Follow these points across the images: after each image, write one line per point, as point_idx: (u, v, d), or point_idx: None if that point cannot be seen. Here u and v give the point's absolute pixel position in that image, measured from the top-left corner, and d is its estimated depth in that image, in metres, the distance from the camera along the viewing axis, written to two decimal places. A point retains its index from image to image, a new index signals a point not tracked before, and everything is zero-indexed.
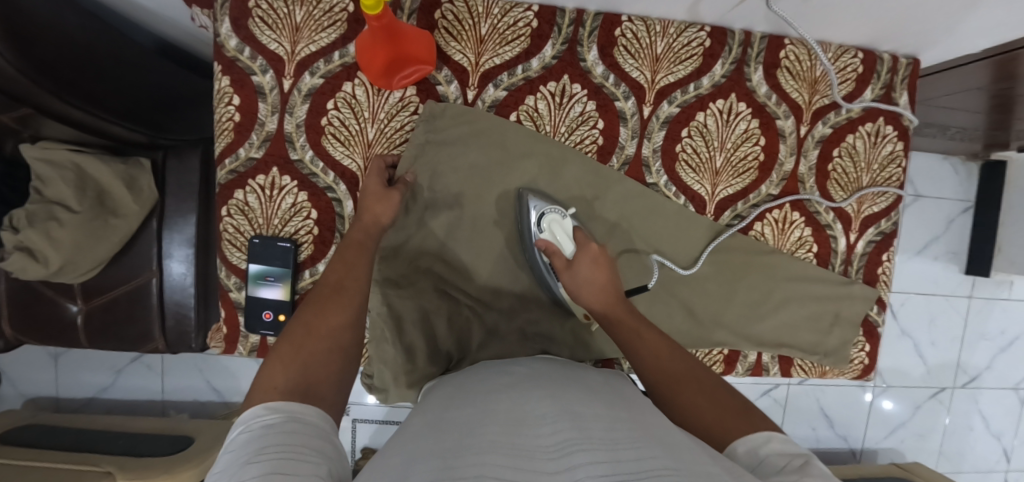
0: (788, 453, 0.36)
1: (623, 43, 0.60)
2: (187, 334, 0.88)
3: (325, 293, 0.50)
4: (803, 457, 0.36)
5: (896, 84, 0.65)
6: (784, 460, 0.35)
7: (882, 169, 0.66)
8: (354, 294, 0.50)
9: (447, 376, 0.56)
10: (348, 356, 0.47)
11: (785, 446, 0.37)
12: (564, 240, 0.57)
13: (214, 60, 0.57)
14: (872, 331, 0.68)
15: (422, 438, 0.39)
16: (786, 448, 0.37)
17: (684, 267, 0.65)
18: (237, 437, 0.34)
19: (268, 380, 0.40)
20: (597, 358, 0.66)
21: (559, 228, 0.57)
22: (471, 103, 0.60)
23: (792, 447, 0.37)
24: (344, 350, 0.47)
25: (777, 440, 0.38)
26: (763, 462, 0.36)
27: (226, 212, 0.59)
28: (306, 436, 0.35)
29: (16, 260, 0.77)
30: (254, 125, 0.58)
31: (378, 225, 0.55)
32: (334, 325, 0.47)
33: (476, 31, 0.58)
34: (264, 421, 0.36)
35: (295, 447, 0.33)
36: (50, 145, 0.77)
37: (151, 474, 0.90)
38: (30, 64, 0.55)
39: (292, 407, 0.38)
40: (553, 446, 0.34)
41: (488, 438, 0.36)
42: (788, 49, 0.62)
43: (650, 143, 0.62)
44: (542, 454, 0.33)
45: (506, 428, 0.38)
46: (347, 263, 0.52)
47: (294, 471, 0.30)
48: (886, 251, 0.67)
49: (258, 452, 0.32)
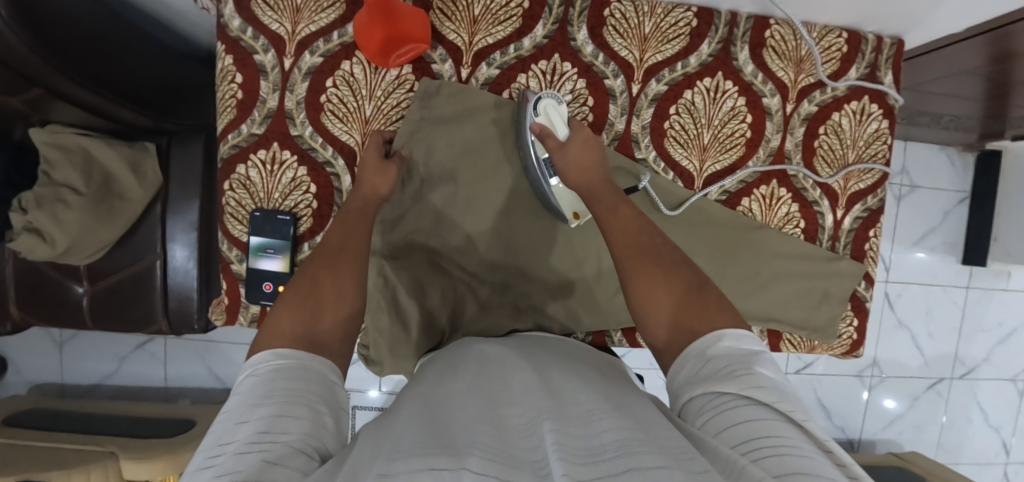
0: (733, 354, 0.37)
1: (612, 23, 0.61)
2: (189, 315, 0.90)
3: (330, 254, 0.51)
4: (746, 357, 0.37)
5: (881, 64, 0.66)
6: (727, 362, 0.36)
7: (868, 146, 0.67)
8: (358, 257, 0.51)
9: (446, 349, 0.57)
10: (353, 314, 0.48)
11: (732, 345, 0.38)
12: (558, 123, 0.58)
13: (219, 41, 0.59)
14: (860, 306, 0.69)
15: (419, 407, 0.40)
16: (732, 349, 0.38)
17: (670, 206, 0.65)
18: (245, 380, 0.36)
19: (276, 330, 0.42)
20: (589, 330, 0.67)
21: (555, 112, 0.59)
22: (465, 82, 0.62)
23: (740, 344, 0.38)
24: (350, 309, 0.48)
25: (726, 340, 0.39)
26: (708, 363, 0.38)
27: (228, 186, 0.61)
28: (310, 381, 0.37)
29: (24, 240, 0.79)
30: (256, 102, 0.60)
31: (376, 196, 0.57)
32: (342, 285, 0.48)
33: (469, 12, 0.60)
34: (271, 365, 0.37)
35: (300, 392, 0.35)
36: (58, 128, 0.79)
37: (152, 455, 0.92)
38: (42, 43, 0.58)
39: (299, 353, 0.39)
40: (526, 424, 0.36)
41: (475, 409, 0.37)
42: (774, 29, 0.64)
43: (639, 120, 0.64)
44: (518, 432, 0.35)
45: (490, 404, 0.39)
46: (350, 230, 0.53)
47: (298, 416, 0.32)
48: (873, 227, 0.68)
49: (265, 394, 0.33)
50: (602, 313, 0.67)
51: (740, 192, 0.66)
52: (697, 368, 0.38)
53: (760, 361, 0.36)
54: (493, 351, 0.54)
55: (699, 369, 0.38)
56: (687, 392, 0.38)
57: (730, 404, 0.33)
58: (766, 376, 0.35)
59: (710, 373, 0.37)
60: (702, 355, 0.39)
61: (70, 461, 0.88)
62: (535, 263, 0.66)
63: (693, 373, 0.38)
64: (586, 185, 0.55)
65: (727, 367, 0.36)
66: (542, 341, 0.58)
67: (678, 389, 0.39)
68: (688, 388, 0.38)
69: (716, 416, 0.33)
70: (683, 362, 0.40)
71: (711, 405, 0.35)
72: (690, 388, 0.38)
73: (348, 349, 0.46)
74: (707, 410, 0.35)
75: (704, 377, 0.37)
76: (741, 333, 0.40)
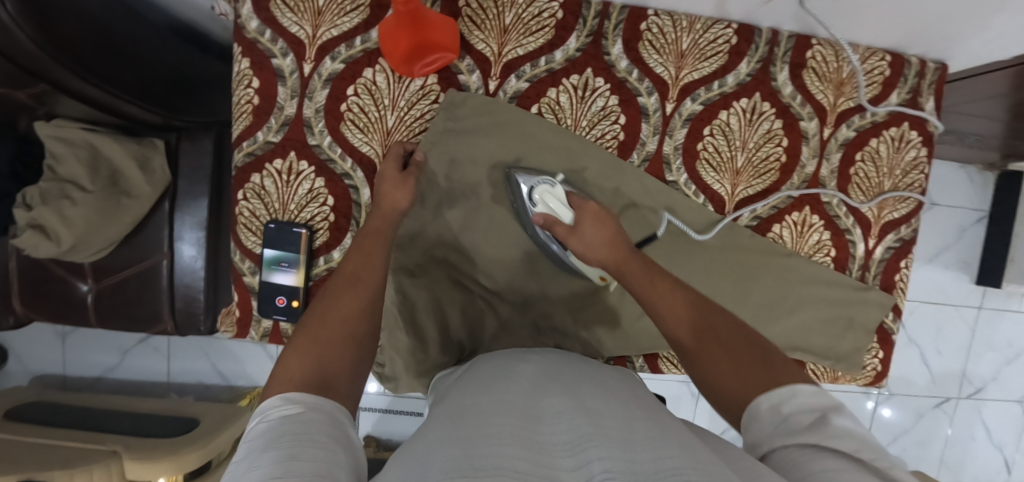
0: (813, 411, 0.37)
1: (649, 37, 0.59)
2: (195, 317, 0.88)
3: (342, 285, 0.49)
4: (825, 411, 0.37)
5: (924, 89, 0.64)
6: (809, 419, 0.36)
7: (904, 175, 0.65)
8: (371, 288, 0.50)
9: (460, 367, 0.56)
10: (362, 350, 0.46)
11: (809, 399, 0.38)
12: (561, 209, 0.55)
13: (235, 43, 0.56)
14: (886, 338, 0.68)
15: (442, 428, 0.39)
16: (812, 404, 0.37)
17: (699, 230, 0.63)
18: (255, 427, 0.34)
19: (289, 368, 0.40)
20: (611, 354, 0.65)
21: (553, 198, 0.56)
22: (492, 94, 0.59)
23: (818, 400, 0.38)
24: (356, 341, 0.46)
25: (803, 396, 0.38)
26: (787, 418, 0.37)
27: (242, 196, 0.59)
28: (321, 422, 0.35)
29: (28, 238, 0.77)
30: (273, 109, 0.58)
31: (395, 210, 0.55)
32: (351, 320, 0.47)
33: (500, 21, 0.57)
34: (282, 410, 0.35)
35: (310, 434, 0.32)
36: (65, 124, 0.76)
37: (156, 455, 0.91)
38: (49, 41, 0.55)
39: (307, 395, 0.37)
40: (569, 443, 0.34)
41: (504, 426, 0.36)
42: (816, 49, 0.61)
43: (672, 140, 0.61)
44: (559, 451, 0.33)
45: (524, 422, 0.37)
46: (364, 256, 0.51)
47: (310, 457, 0.30)
48: (904, 258, 0.66)
49: (273, 440, 0.31)
50: (624, 336, 0.65)
51: (771, 218, 0.64)
52: (775, 424, 0.37)
53: (846, 419, 0.36)
54: (512, 364, 0.52)
55: (775, 419, 0.38)
56: (766, 446, 0.37)
57: (820, 459, 0.32)
58: (851, 433, 0.34)
59: (791, 426, 0.36)
60: (777, 409, 0.38)
61: (74, 458, 0.87)
62: (557, 284, 0.63)
63: (769, 428, 0.37)
64: (611, 265, 0.52)
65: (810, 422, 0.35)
66: (565, 358, 0.56)
67: (754, 443, 0.39)
68: (766, 443, 0.37)
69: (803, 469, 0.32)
70: (756, 416, 0.39)
71: (795, 459, 0.34)
72: (769, 441, 0.37)
73: (358, 389, 0.44)
74: (790, 464, 0.34)
75: (783, 431, 0.36)
76: (819, 391, 0.39)
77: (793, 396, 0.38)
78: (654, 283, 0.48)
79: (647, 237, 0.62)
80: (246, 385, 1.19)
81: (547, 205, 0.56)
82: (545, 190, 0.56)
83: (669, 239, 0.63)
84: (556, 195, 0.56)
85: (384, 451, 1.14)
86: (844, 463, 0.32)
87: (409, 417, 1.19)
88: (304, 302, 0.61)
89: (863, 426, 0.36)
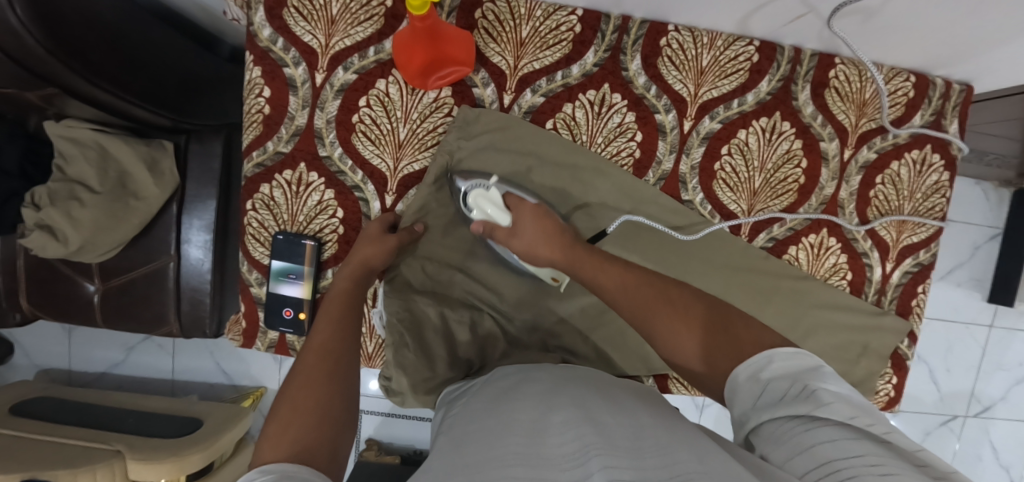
0: (792, 372, 0.35)
1: (668, 53, 0.57)
2: (201, 319, 0.88)
3: (309, 358, 0.46)
4: (806, 373, 0.35)
5: (948, 111, 0.62)
6: (788, 385, 0.34)
7: (925, 199, 0.64)
8: (345, 355, 0.47)
9: (477, 383, 0.55)
10: (342, 420, 0.42)
11: (786, 363, 0.36)
12: (498, 213, 0.54)
13: (247, 51, 0.55)
14: (900, 364, 0.66)
15: (445, 457, 0.38)
16: (790, 366, 0.35)
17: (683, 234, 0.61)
18: None
19: (269, 441, 0.37)
20: (620, 373, 0.65)
21: (488, 203, 0.54)
22: (506, 109, 0.58)
23: (795, 362, 0.36)
24: (333, 410, 0.42)
25: (778, 359, 0.37)
26: (766, 387, 0.35)
27: (251, 206, 0.58)
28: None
29: (37, 238, 0.77)
30: (283, 119, 0.57)
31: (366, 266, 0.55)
32: (320, 386, 0.43)
33: (516, 33, 0.56)
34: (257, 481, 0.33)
35: None
36: (75, 124, 0.76)
37: (159, 456, 0.91)
38: (60, 46, 0.54)
39: (290, 465, 0.34)
40: (574, 451, 0.34)
41: (509, 447, 0.35)
42: (839, 68, 0.59)
43: (688, 159, 0.60)
44: (562, 463, 0.33)
45: (525, 436, 0.37)
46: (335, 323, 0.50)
47: None
48: (922, 282, 0.65)
49: None
50: (634, 356, 0.64)
51: (787, 240, 0.62)
52: (756, 394, 0.36)
53: (825, 375, 0.34)
54: (514, 386, 0.49)
55: (755, 388, 0.36)
56: (752, 422, 0.35)
57: (817, 435, 0.31)
58: (837, 394, 0.32)
59: (773, 397, 0.34)
60: (756, 379, 0.36)
61: (78, 457, 0.87)
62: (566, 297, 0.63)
63: (752, 400, 0.36)
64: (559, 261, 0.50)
65: (792, 389, 0.33)
66: (576, 369, 0.55)
67: (740, 416, 0.37)
68: (751, 416, 0.35)
69: (801, 450, 0.31)
70: (738, 392, 0.37)
71: (788, 438, 0.32)
72: (755, 415, 0.35)
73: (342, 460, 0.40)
74: (785, 443, 0.32)
75: (766, 403, 0.34)
76: (793, 348, 0.38)
77: (770, 361, 0.36)
78: (653, 305, 0.44)
79: (599, 232, 0.60)
80: (249, 385, 1.19)
81: (484, 210, 0.55)
82: (478, 195, 0.54)
83: (682, 258, 0.62)
84: (491, 199, 0.54)
85: (386, 456, 1.14)
86: (841, 434, 0.30)
87: (412, 421, 1.19)
88: (312, 314, 0.60)
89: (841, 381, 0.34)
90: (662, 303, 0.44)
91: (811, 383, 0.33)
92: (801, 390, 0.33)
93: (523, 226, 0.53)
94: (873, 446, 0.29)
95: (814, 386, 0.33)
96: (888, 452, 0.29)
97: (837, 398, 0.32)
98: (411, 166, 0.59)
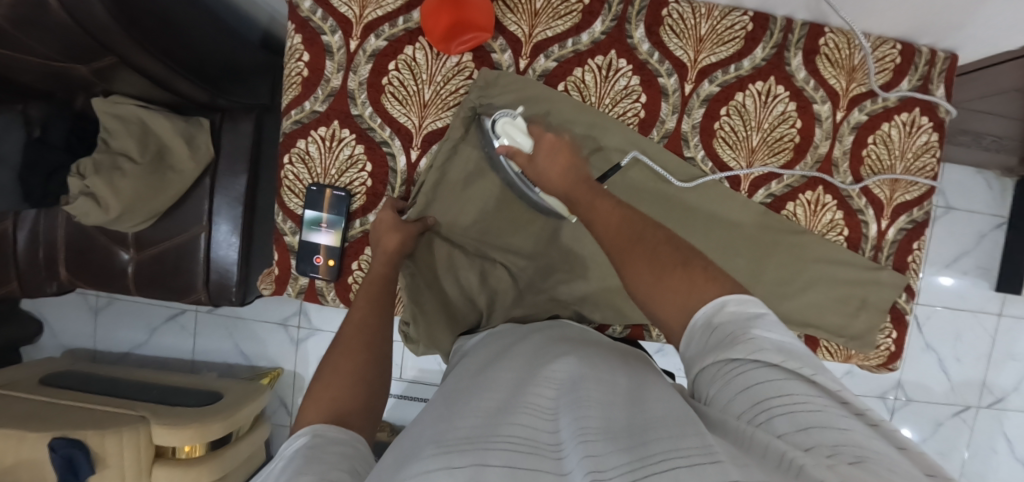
0: (740, 319, 0.36)
1: (669, 23, 0.63)
2: (228, 288, 0.92)
3: (346, 335, 0.51)
4: (751, 321, 0.35)
5: (935, 77, 0.66)
6: (732, 331, 0.35)
7: (916, 158, 0.67)
8: (378, 332, 0.52)
9: (467, 350, 0.58)
10: (371, 387, 0.46)
11: (737, 309, 0.37)
12: (522, 139, 0.58)
13: (289, 20, 0.62)
14: (899, 318, 0.69)
15: (433, 412, 0.42)
16: (738, 313, 0.36)
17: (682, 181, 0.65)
18: (278, 455, 0.36)
19: (310, 407, 0.41)
20: (628, 323, 0.68)
21: (515, 130, 0.59)
22: (522, 72, 0.63)
23: (746, 308, 0.37)
24: (365, 380, 0.46)
25: (731, 304, 0.37)
26: (715, 332, 0.36)
27: (288, 160, 0.64)
28: (332, 445, 0.36)
29: (81, 205, 0.82)
30: (320, 81, 0.63)
31: (397, 255, 0.59)
32: (355, 362, 0.47)
33: (531, 4, 0.62)
34: (295, 442, 0.37)
35: (314, 456, 0.33)
36: (121, 100, 0.83)
37: (182, 421, 0.94)
38: (125, 16, 0.60)
39: (321, 426, 0.38)
40: (555, 407, 0.37)
41: (495, 399, 0.39)
42: (828, 37, 0.64)
43: (690, 119, 0.65)
44: (544, 414, 0.36)
45: (517, 390, 0.40)
46: (370, 302, 0.55)
47: (305, 472, 0.31)
48: (917, 239, 0.68)
49: (286, 464, 0.33)
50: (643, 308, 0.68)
51: (785, 196, 0.66)
52: (707, 339, 0.37)
53: (767, 323, 0.35)
54: (509, 346, 0.53)
55: (706, 334, 0.37)
56: (699, 366, 0.36)
57: (754, 381, 0.32)
58: (777, 343, 0.33)
59: (719, 343, 0.35)
60: (708, 324, 0.37)
61: (106, 420, 0.91)
62: (580, 252, 0.67)
63: (703, 344, 0.37)
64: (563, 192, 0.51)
65: (733, 336, 0.34)
66: (582, 331, 0.59)
67: (690, 360, 0.38)
68: (697, 361, 0.37)
69: (738, 394, 0.32)
70: (692, 340, 0.38)
71: (729, 379, 0.33)
72: (701, 360, 0.36)
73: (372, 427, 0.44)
74: (724, 386, 0.33)
75: (712, 348, 0.35)
76: (745, 296, 0.38)
77: (724, 306, 0.37)
78: (666, 272, 0.41)
79: (611, 168, 0.64)
80: (267, 365, 1.22)
81: (512, 136, 0.59)
82: (506, 122, 0.59)
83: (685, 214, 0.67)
84: (518, 126, 0.59)
85: None
86: (777, 380, 0.31)
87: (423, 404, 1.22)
88: (340, 260, 0.65)
89: (784, 330, 0.35)
90: (637, 246, 0.43)
91: (752, 329, 0.34)
92: (741, 335, 0.34)
93: (547, 141, 0.55)
94: (803, 392, 0.30)
95: (755, 333, 0.34)
96: (819, 395, 0.30)
97: (774, 347, 0.33)
98: (434, 123, 0.64)
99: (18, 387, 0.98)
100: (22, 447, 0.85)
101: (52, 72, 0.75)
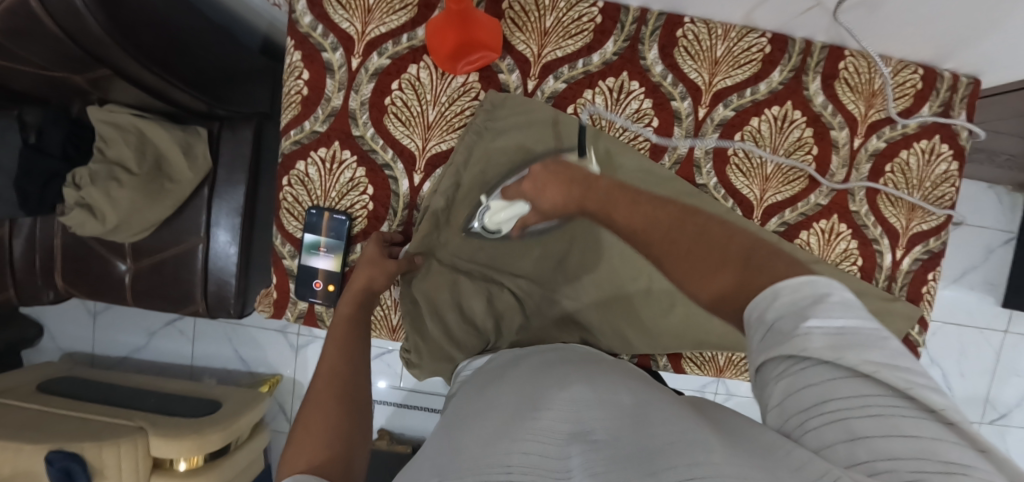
0: (794, 308, 0.29)
1: (684, 44, 0.60)
2: (226, 300, 0.91)
3: (318, 387, 0.48)
4: (807, 309, 0.28)
5: (956, 102, 0.64)
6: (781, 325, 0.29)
7: (935, 188, 0.65)
8: (349, 379, 0.50)
9: (461, 383, 0.56)
10: (352, 442, 0.44)
11: (793, 295, 0.29)
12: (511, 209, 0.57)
13: (288, 36, 0.59)
14: (911, 350, 0.68)
15: (438, 442, 0.41)
16: (791, 300, 0.29)
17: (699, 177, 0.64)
18: None
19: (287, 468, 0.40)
20: (636, 352, 0.67)
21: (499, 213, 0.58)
22: (530, 93, 0.61)
23: (803, 295, 0.29)
24: (343, 433, 0.44)
25: (785, 292, 0.30)
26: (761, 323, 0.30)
27: (287, 182, 0.62)
28: None
29: (77, 216, 0.81)
30: (320, 100, 0.60)
31: (366, 290, 0.59)
32: (330, 414, 0.45)
33: (541, 23, 0.59)
34: None
35: None
36: (117, 109, 0.81)
37: (181, 433, 0.93)
38: (118, 30, 0.58)
39: (301, 476, 0.37)
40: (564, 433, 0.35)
41: (497, 424, 0.37)
42: (848, 60, 0.62)
43: (703, 144, 0.63)
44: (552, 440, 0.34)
45: (519, 409, 0.38)
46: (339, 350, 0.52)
47: None
48: (933, 270, 0.66)
49: None
50: (649, 335, 0.66)
51: (799, 224, 0.65)
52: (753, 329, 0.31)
53: (832, 305, 0.28)
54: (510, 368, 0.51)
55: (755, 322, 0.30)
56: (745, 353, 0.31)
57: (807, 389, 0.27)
58: (838, 341, 0.27)
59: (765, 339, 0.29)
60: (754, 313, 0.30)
61: (104, 432, 0.90)
62: (586, 276, 0.65)
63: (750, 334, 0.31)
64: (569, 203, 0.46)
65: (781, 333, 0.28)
66: (588, 353, 0.57)
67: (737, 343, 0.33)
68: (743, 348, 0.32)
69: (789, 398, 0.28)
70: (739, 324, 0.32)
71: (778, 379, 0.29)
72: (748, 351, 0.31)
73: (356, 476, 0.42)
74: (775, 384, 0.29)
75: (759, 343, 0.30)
76: (803, 278, 0.30)
77: (776, 298, 0.30)
78: (704, 273, 0.33)
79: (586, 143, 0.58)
80: (266, 372, 1.21)
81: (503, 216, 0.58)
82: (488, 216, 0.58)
83: None
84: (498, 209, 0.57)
85: (398, 445, 1.15)
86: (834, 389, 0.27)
87: (423, 412, 1.21)
88: (340, 285, 0.63)
89: (852, 315, 0.28)
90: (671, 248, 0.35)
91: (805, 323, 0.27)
92: (793, 328, 0.28)
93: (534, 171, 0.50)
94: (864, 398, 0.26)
95: (812, 323, 0.27)
96: (884, 396, 0.26)
97: (831, 342, 0.27)
98: (438, 146, 0.62)
99: (15, 395, 0.97)
100: (20, 459, 0.85)
101: (45, 81, 0.73)
